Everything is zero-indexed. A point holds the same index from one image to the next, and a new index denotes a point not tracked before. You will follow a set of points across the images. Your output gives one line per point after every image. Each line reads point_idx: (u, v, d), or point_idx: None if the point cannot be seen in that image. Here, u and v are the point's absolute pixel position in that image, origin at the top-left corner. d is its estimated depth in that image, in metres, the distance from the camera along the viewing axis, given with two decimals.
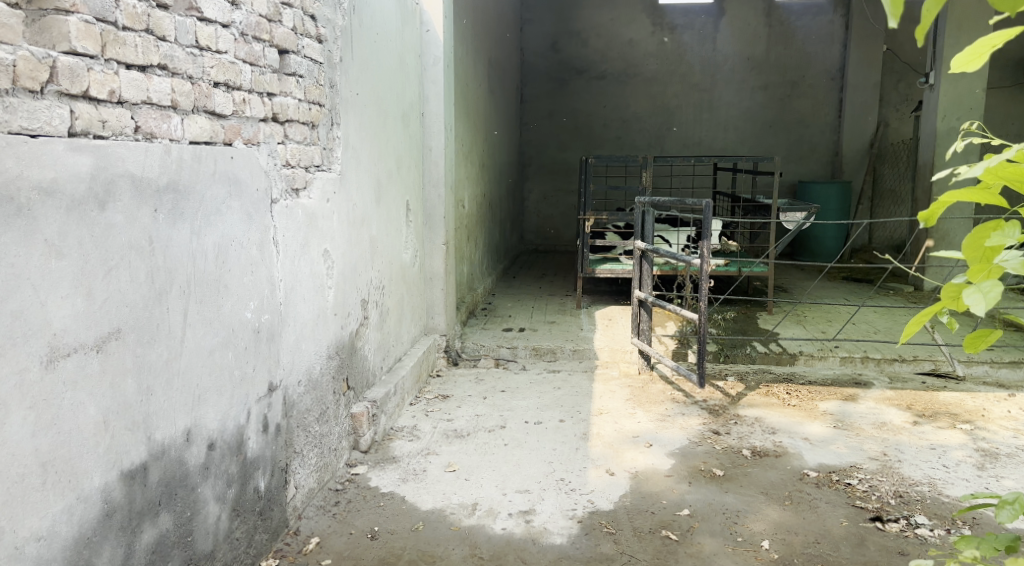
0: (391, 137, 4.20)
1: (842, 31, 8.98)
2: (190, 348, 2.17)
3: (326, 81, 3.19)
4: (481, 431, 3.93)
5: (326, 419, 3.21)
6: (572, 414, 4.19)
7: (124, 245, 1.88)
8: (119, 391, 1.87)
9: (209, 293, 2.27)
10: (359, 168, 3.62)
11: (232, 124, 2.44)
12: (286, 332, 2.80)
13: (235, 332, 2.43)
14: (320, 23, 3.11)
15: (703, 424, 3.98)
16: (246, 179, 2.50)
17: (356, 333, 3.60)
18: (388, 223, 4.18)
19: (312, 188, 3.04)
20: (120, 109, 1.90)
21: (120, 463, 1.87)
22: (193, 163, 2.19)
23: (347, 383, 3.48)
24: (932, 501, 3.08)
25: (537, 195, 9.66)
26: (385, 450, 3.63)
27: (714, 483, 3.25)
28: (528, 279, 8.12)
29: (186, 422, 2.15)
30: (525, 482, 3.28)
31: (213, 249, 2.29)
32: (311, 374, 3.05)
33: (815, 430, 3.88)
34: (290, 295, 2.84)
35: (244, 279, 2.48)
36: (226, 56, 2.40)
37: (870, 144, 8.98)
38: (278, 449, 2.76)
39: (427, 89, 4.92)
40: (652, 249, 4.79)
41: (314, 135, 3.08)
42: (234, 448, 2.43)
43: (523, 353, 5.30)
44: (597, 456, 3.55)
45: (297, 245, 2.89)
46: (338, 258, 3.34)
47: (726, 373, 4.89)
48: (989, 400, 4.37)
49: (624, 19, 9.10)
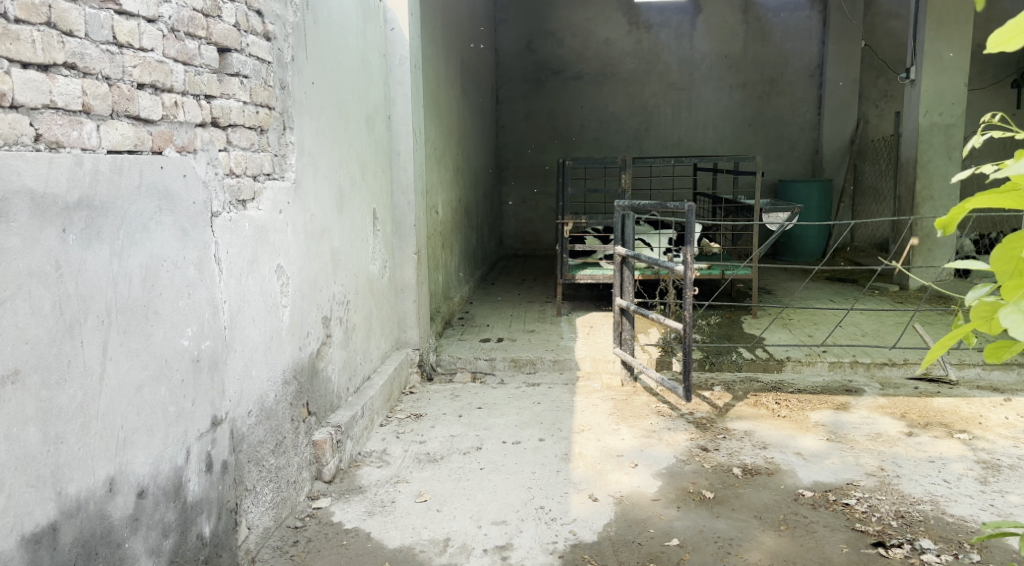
0: (353, 141, 3.95)
1: (819, 27, 8.85)
2: (111, 386, 1.90)
3: (276, 82, 2.94)
4: (455, 454, 3.69)
5: (283, 450, 2.95)
6: (552, 432, 3.96)
7: (19, 272, 1.63)
8: (17, 442, 1.62)
9: (135, 321, 2.01)
10: (317, 176, 3.37)
11: (162, 131, 2.19)
12: (232, 360, 2.54)
13: (170, 363, 2.16)
14: (267, 19, 2.87)
15: (691, 440, 3.76)
16: (180, 190, 2.24)
17: (317, 354, 3.34)
18: (352, 234, 3.92)
19: (261, 199, 2.79)
20: (14, 114, 1.66)
21: (20, 527, 1.61)
22: (111, 175, 1.93)
23: (308, 409, 3.22)
24: (935, 521, 2.88)
25: (515, 199, 9.43)
26: (352, 479, 3.37)
27: (705, 507, 3.03)
28: (506, 286, 7.88)
29: (109, 470, 1.89)
30: (502, 512, 3.05)
31: (140, 271, 2.03)
32: (264, 403, 2.78)
33: (809, 443, 3.67)
34: (237, 315, 2.57)
35: (179, 304, 2.21)
36: (153, 55, 2.14)
37: (850, 141, 8.84)
38: (227, 489, 2.51)
39: (393, 91, 4.68)
40: (633, 255, 4.57)
41: (263, 141, 2.83)
42: (170, 494, 2.17)
43: (502, 365, 5.07)
44: (580, 479, 3.33)
45: (244, 262, 2.62)
46: (294, 274, 3.08)
47: (712, 383, 4.68)
48: (985, 406, 4.20)
49: (599, 18, 8.91)
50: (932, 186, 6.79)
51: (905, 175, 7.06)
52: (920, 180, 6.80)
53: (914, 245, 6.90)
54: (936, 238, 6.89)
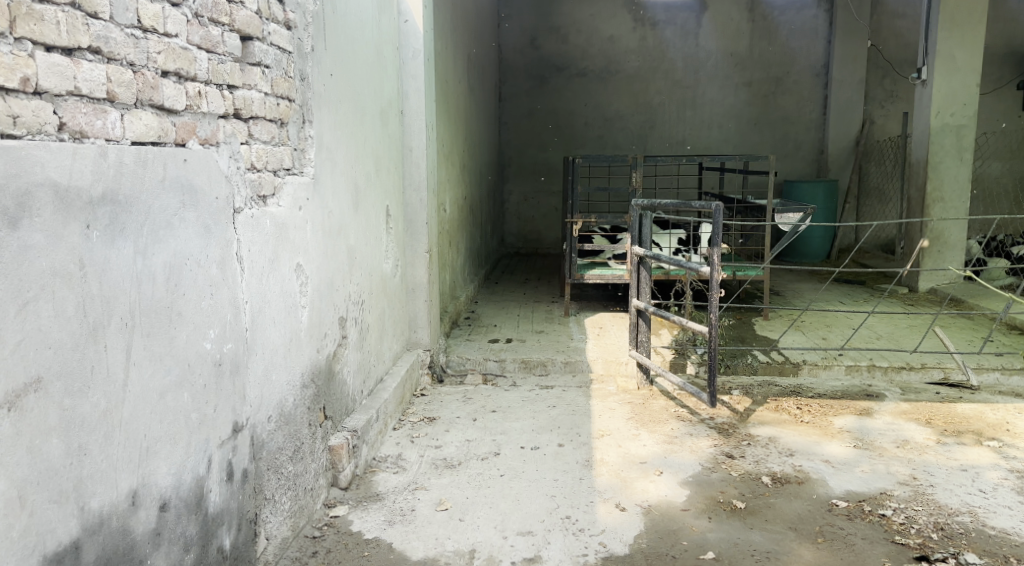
0: (368, 136, 3.83)
1: (825, 27, 8.78)
2: (134, 392, 1.79)
3: (296, 73, 2.82)
4: (473, 459, 3.58)
5: (301, 457, 2.83)
6: (570, 437, 3.85)
7: (43, 272, 1.51)
8: (40, 456, 1.50)
9: (158, 324, 1.89)
10: (334, 172, 3.25)
11: (185, 121, 2.07)
12: (253, 363, 2.42)
13: (192, 368, 2.05)
14: (287, 7, 2.75)
15: (714, 447, 3.66)
16: (204, 185, 2.12)
17: (333, 356, 3.22)
18: (367, 231, 3.80)
19: (281, 195, 2.67)
20: (38, 101, 1.55)
21: (42, 547, 1.50)
22: (136, 169, 1.81)
23: (325, 413, 3.10)
24: (977, 534, 2.79)
25: (518, 196, 9.32)
26: (368, 486, 3.25)
27: (737, 518, 2.95)
28: (511, 285, 7.77)
29: (132, 482, 1.78)
30: (527, 522, 2.94)
31: (163, 270, 1.92)
32: (283, 408, 2.66)
33: (836, 450, 3.58)
34: (258, 316, 2.45)
35: (202, 305, 2.09)
36: (177, 41, 2.02)
37: (856, 142, 8.77)
38: (246, 498, 2.39)
39: (406, 85, 4.56)
40: (651, 256, 4.46)
41: (283, 134, 2.72)
42: (192, 505, 2.05)
43: (512, 366, 4.96)
44: (604, 488, 3.22)
45: (265, 260, 2.50)
46: (313, 272, 2.96)
47: (729, 387, 4.58)
48: (1011, 412, 4.12)
49: (605, 15, 8.81)
50: (944, 187, 6.72)
51: (915, 176, 6.99)
52: (931, 182, 6.72)
53: (924, 247, 6.83)
54: (947, 240, 6.82)
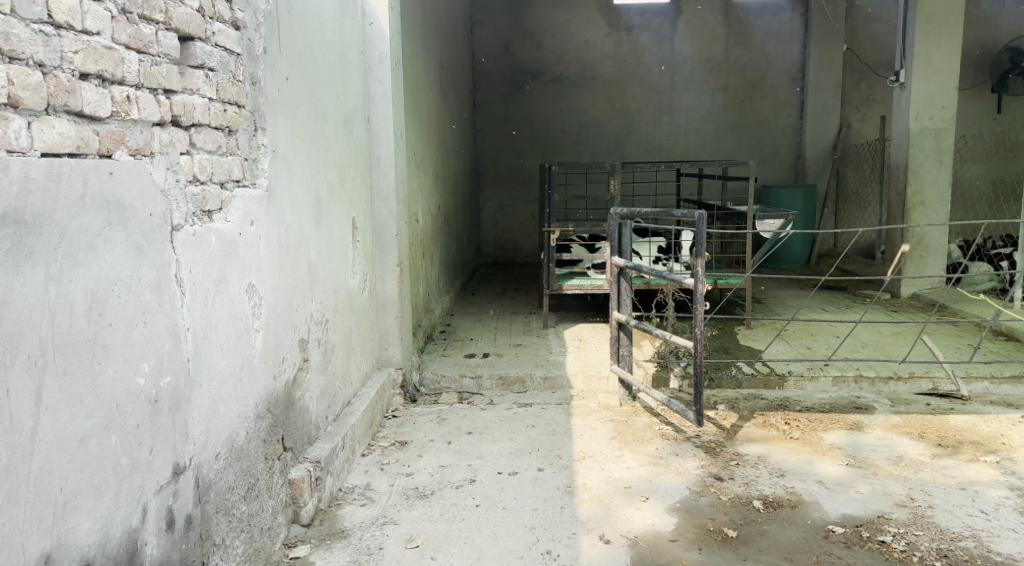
0: (330, 144, 3.59)
1: (801, 30, 8.69)
2: (46, 441, 1.57)
3: (247, 77, 2.59)
4: (447, 488, 3.35)
5: (256, 495, 2.60)
6: (550, 460, 3.64)
7: None
8: None
9: (78, 360, 1.67)
10: (291, 183, 3.01)
11: (111, 130, 1.83)
12: (197, 397, 2.18)
13: (122, 408, 1.81)
14: (235, 5, 2.53)
15: (702, 467, 3.47)
16: (135, 201, 1.89)
17: (293, 382, 2.99)
18: (330, 246, 3.57)
19: (230, 209, 2.43)
20: None
21: None
22: (47, 184, 1.60)
23: (283, 444, 2.87)
24: (983, 561, 2.63)
25: (493, 205, 9.11)
26: (333, 522, 3.02)
27: (729, 549, 2.76)
28: (488, 296, 7.56)
29: (44, 545, 1.57)
30: (504, 560, 2.73)
31: (85, 299, 1.69)
32: (233, 443, 2.42)
33: (828, 469, 3.41)
34: (202, 344, 2.21)
35: (133, 335, 1.86)
36: (99, 39, 1.79)
37: (834, 146, 8.69)
38: (191, 547, 2.15)
39: (372, 90, 4.34)
40: (631, 266, 4.26)
41: (231, 143, 2.49)
42: (123, 564, 1.82)
43: (489, 383, 4.81)
44: (587, 517, 3.02)
45: (211, 282, 2.26)
46: (267, 293, 2.72)
47: (714, 402, 4.40)
48: (1004, 424, 3.97)
49: (579, 20, 8.64)
50: (924, 191, 6.62)
51: (894, 180, 6.88)
52: (912, 186, 6.62)
53: (906, 252, 6.73)
54: (928, 245, 6.72)
